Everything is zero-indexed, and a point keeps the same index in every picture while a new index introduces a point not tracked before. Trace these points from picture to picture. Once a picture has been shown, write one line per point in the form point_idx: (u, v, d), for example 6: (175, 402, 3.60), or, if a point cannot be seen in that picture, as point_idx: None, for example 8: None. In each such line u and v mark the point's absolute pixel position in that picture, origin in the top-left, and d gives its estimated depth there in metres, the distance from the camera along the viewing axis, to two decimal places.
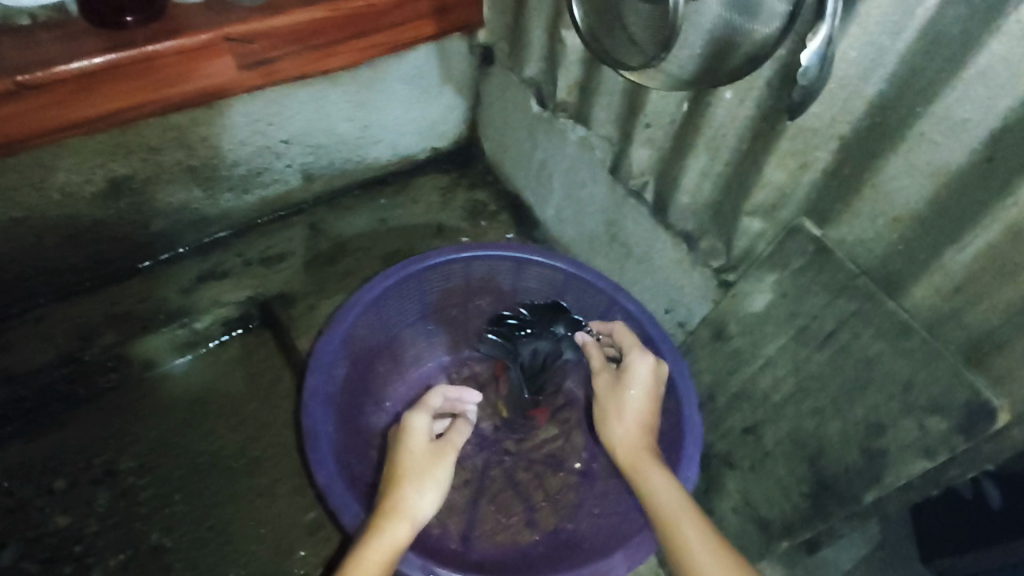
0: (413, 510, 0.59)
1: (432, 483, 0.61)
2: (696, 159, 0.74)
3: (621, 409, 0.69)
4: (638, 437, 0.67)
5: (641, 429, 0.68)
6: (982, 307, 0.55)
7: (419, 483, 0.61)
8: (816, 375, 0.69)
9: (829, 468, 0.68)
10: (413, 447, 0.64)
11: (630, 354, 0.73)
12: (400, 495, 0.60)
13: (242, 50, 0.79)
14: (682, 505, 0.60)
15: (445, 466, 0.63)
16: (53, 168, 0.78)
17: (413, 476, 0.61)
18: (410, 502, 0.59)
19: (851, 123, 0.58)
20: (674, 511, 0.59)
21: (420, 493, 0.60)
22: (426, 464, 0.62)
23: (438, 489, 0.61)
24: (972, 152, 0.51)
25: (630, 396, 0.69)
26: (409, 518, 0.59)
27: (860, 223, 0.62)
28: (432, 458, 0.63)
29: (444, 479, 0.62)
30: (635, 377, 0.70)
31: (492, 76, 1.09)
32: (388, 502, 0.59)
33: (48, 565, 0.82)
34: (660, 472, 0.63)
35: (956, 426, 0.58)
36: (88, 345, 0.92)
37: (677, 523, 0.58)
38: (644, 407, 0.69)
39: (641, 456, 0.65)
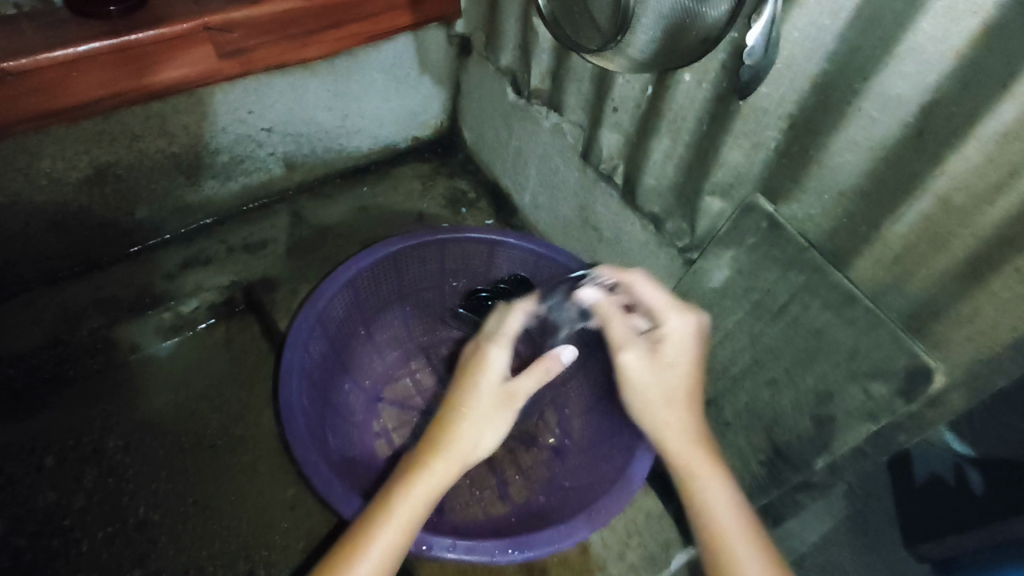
0: (461, 452, 0.59)
1: (484, 429, 0.60)
2: (660, 141, 0.77)
3: (667, 389, 0.61)
4: (690, 427, 0.60)
5: (688, 415, 0.61)
6: (919, 276, 0.58)
7: (472, 430, 0.59)
8: (770, 346, 0.72)
9: (783, 436, 0.71)
10: (476, 390, 0.61)
11: (664, 316, 0.64)
12: (452, 440, 0.58)
13: (220, 39, 0.81)
14: (742, 531, 0.56)
15: (500, 412, 0.62)
16: (37, 154, 0.81)
17: (474, 423, 0.60)
18: (459, 444, 0.59)
19: (797, 102, 0.60)
20: (728, 528, 0.56)
21: (470, 435, 0.59)
22: (482, 408, 0.61)
23: (487, 435, 0.61)
24: (905, 128, 0.54)
25: (672, 370, 0.61)
26: (457, 463, 0.58)
27: (808, 199, 0.64)
28: (491, 403, 0.61)
29: (496, 424, 0.61)
30: (674, 344, 0.62)
31: (469, 66, 1.11)
32: (438, 441, 0.59)
33: (37, 538, 0.84)
34: (717, 482, 0.59)
35: (897, 390, 0.61)
36: (76, 328, 0.94)
37: (733, 547, 0.55)
38: (684, 386, 0.61)
39: (697, 455, 0.59)
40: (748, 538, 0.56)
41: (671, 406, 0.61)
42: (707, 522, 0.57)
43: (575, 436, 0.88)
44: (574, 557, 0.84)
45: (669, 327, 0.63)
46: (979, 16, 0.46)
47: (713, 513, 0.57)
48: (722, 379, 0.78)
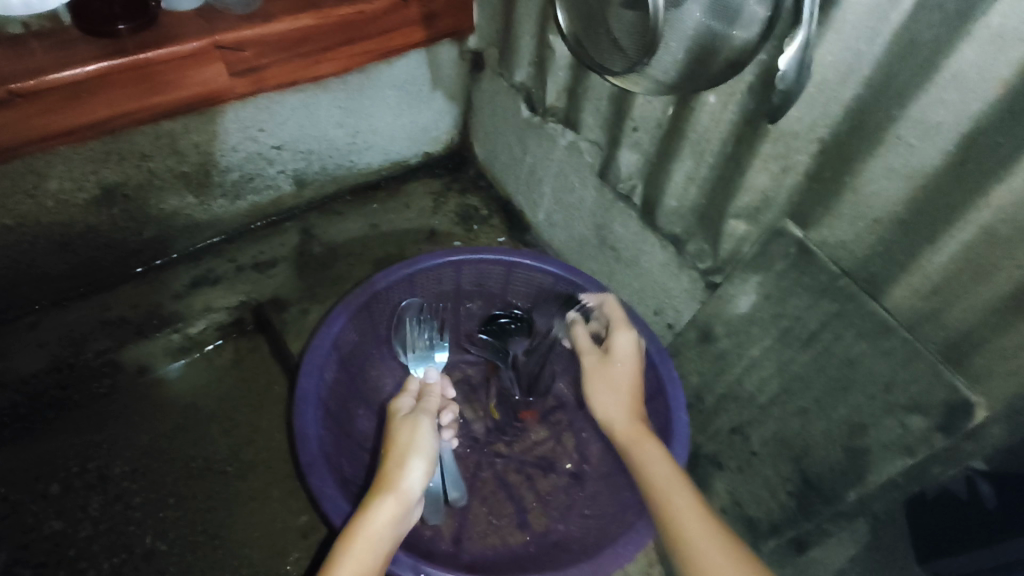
0: (402, 483, 0.60)
1: (418, 453, 0.62)
2: (682, 163, 0.75)
3: (612, 383, 0.72)
4: (627, 410, 0.69)
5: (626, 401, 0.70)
6: (960, 307, 0.56)
7: (403, 456, 0.62)
8: (799, 374, 0.69)
9: (814, 467, 0.70)
10: (404, 424, 0.65)
11: (612, 331, 0.77)
12: (388, 471, 0.61)
13: (232, 58, 0.80)
14: (684, 493, 0.59)
15: (429, 436, 0.64)
16: (44, 174, 0.79)
17: (399, 454, 0.62)
18: (398, 476, 0.61)
19: (830, 127, 0.58)
20: (665, 479, 0.60)
21: (407, 465, 0.61)
22: (410, 435, 0.64)
23: (426, 462, 0.62)
24: (947, 155, 0.52)
25: (616, 370, 0.73)
26: (398, 491, 0.60)
27: (842, 224, 0.62)
28: (414, 428, 0.64)
29: (431, 448, 0.63)
30: (618, 351, 0.74)
31: (482, 82, 1.10)
32: (381, 478, 0.61)
33: (42, 569, 0.82)
34: (662, 456, 0.63)
35: (935, 424, 0.59)
36: (82, 350, 0.92)
37: (667, 493, 0.59)
38: (630, 376, 0.72)
39: (637, 428, 0.67)
40: (691, 502, 0.58)
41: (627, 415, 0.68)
42: (652, 495, 0.60)
43: (594, 461, 0.85)
44: None
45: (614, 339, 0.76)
46: None
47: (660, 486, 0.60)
48: (748, 406, 0.76)
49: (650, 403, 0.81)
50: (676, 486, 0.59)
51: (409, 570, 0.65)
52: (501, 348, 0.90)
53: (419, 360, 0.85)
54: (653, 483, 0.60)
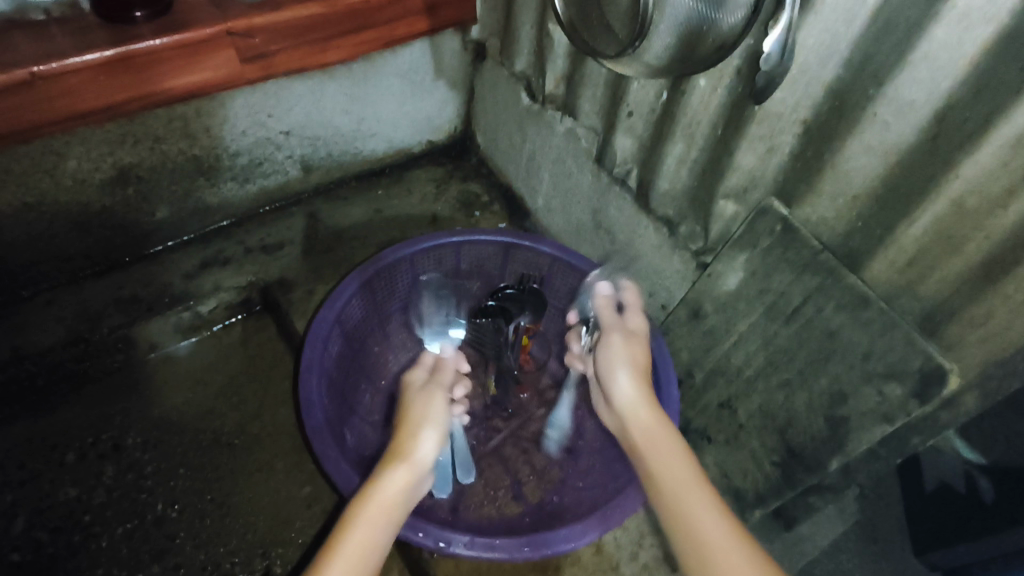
0: (416, 452, 0.62)
1: (431, 424, 0.64)
2: (674, 146, 0.78)
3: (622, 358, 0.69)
4: (637, 390, 0.66)
5: (637, 380, 0.67)
6: (934, 279, 0.58)
7: (417, 427, 0.63)
8: (784, 348, 0.72)
9: (797, 438, 0.72)
10: (419, 396, 0.66)
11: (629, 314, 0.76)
12: (401, 442, 0.62)
13: (242, 44, 0.83)
14: (700, 488, 0.56)
15: (441, 408, 0.66)
16: (63, 155, 0.82)
17: (412, 424, 0.63)
18: (412, 446, 0.62)
19: (812, 108, 0.61)
20: (676, 474, 0.58)
21: (422, 435, 0.63)
22: (423, 406, 0.65)
23: (440, 432, 0.64)
24: (921, 132, 0.54)
25: (631, 348, 0.71)
26: (412, 460, 0.61)
27: (823, 202, 0.65)
28: (427, 401, 0.66)
29: (444, 420, 0.65)
30: (633, 334, 0.73)
31: (484, 71, 1.12)
32: (394, 449, 0.62)
33: (58, 533, 0.86)
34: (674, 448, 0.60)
35: (911, 392, 0.62)
36: (97, 326, 0.95)
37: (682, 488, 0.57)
38: (642, 359, 0.71)
39: (646, 413, 0.64)
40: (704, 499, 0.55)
41: (648, 409, 0.65)
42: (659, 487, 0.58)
43: (588, 437, 0.88)
44: (588, 556, 0.84)
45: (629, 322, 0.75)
46: (992, 24, 0.47)
47: (677, 489, 0.57)
48: (736, 381, 0.79)
49: None
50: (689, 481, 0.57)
51: (406, 528, 0.68)
52: (502, 311, 0.90)
53: (435, 335, 0.94)
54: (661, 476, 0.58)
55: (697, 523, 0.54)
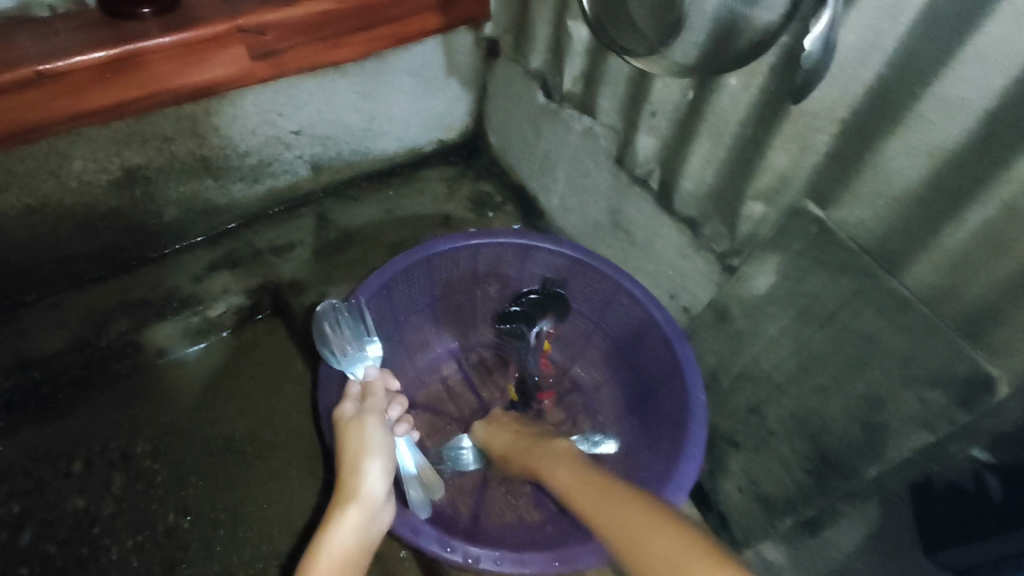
0: (363, 488, 0.59)
1: (373, 453, 0.61)
2: (700, 145, 0.76)
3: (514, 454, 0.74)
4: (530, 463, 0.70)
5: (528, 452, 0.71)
6: (981, 283, 0.56)
7: (359, 459, 0.60)
8: (817, 353, 0.70)
9: (831, 444, 0.70)
10: (352, 428, 0.63)
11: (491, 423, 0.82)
12: (347, 479, 0.59)
13: (252, 42, 0.80)
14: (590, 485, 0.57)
15: (379, 433, 0.63)
16: (68, 156, 0.80)
17: (353, 458, 0.60)
18: (358, 481, 0.59)
19: (851, 107, 0.59)
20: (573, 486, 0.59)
21: (364, 469, 0.60)
22: (360, 435, 0.62)
23: (383, 459, 0.61)
24: (968, 133, 0.52)
25: (512, 439, 0.75)
26: (361, 496, 0.58)
27: (860, 203, 0.63)
28: (362, 430, 0.63)
29: (386, 445, 0.62)
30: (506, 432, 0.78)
31: (496, 68, 1.10)
32: (340, 488, 0.59)
33: (66, 545, 0.84)
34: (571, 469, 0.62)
35: (954, 399, 0.60)
36: (103, 332, 0.91)
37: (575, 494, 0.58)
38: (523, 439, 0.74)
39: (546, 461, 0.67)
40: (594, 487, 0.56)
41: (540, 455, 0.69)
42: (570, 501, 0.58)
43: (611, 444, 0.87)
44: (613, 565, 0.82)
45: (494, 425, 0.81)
46: None
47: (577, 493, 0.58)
48: (765, 386, 0.77)
49: (665, 384, 0.83)
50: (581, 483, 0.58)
51: (434, 543, 0.66)
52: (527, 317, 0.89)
53: (354, 361, 0.73)
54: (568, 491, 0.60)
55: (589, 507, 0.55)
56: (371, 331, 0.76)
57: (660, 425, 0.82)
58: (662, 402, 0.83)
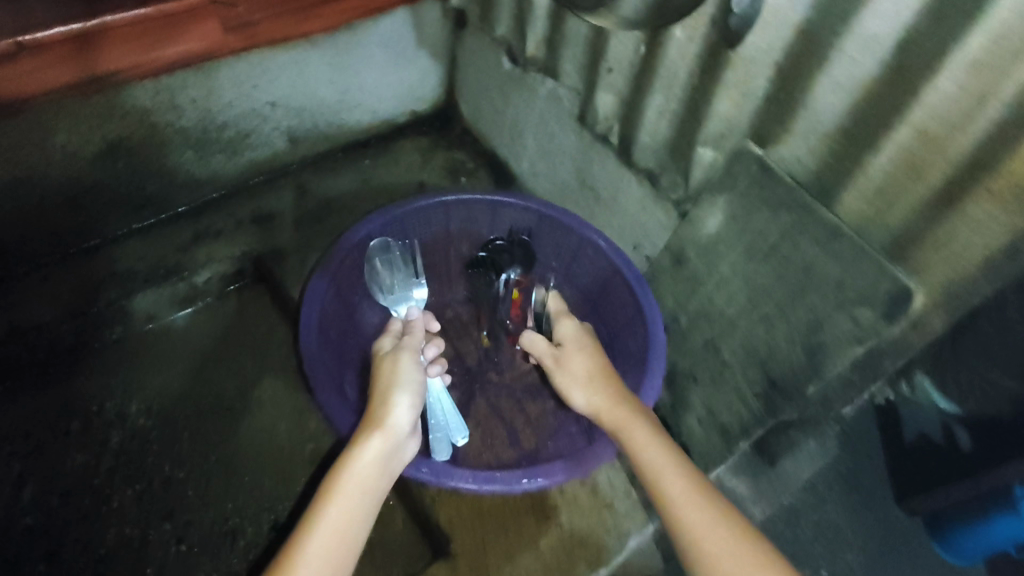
0: (389, 419, 0.64)
1: (402, 387, 0.66)
2: (654, 98, 0.81)
3: (569, 376, 0.75)
4: (596, 400, 0.71)
5: (591, 388, 0.73)
6: (900, 207, 0.62)
7: (389, 392, 0.65)
8: (763, 286, 0.75)
9: (778, 370, 0.76)
10: (387, 361, 0.69)
11: (557, 321, 0.81)
12: (376, 408, 0.65)
13: (225, 14, 0.84)
14: (680, 482, 0.62)
15: (410, 370, 0.68)
16: (51, 129, 0.83)
17: (385, 390, 0.66)
18: (384, 412, 0.64)
19: (783, 51, 0.64)
20: (658, 468, 0.64)
21: (392, 402, 0.65)
22: (392, 371, 0.67)
23: (411, 395, 0.66)
24: (884, 68, 0.58)
25: (575, 363, 0.75)
26: (385, 428, 0.63)
27: (796, 140, 0.68)
28: (395, 364, 0.68)
29: (414, 381, 0.67)
30: (573, 355, 0.76)
31: (465, 39, 1.15)
32: (369, 416, 0.65)
33: (68, 498, 0.88)
34: (654, 440, 0.66)
35: (880, 314, 0.65)
36: (96, 299, 0.97)
37: (660, 481, 0.63)
38: (593, 364, 0.75)
39: (623, 414, 0.69)
40: (685, 488, 0.62)
41: (605, 397, 0.71)
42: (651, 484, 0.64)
43: None
44: (584, 499, 0.87)
45: (560, 330, 0.80)
46: None
47: (662, 481, 0.63)
48: (719, 322, 0.82)
49: (628, 326, 0.88)
50: (670, 473, 0.63)
51: (409, 467, 0.70)
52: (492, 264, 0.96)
53: (399, 300, 0.89)
54: (649, 470, 0.64)
55: (676, 510, 0.61)
56: (418, 274, 0.91)
57: (625, 364, 0.88)
58: (628, 342, 0.88)
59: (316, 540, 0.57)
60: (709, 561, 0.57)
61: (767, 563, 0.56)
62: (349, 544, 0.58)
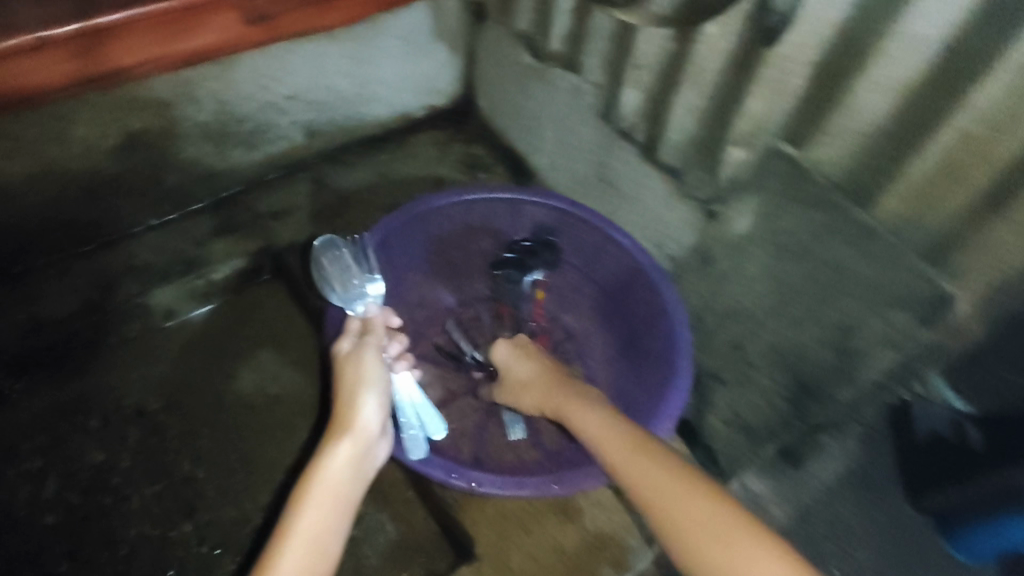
0: (357, 421, 0.63)
1: (369, 388, 0.65)
2: (682, 96, 0.79)
3: (513, 387, 0.78)
4: (539, 403, 0.73)
5: (529, 396, 0.75)
6: (941, 210, 0.61)
7: (355, 394, 0.64)
8: (793, 287, 0.74)
9: (808, 372, 0.76)
10: (349, 361, 0.66)
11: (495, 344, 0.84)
12: (343, 413, 0.63)
13: (245, 7, 0.81)
14: (628, 450, 0.60)
15: (375, 368, 0.66)
16: (70, 120, 0.83)
17: (349, 392, 0.64)
18: (352, 415, 0.63)
19: (821, 49, 0.63)
20: (606, 440, 0.62)
21: (360, 403, 0.64)
22: (356, 371, 0.65)
23: (378, 395, 0.65)
24: (928, 68, 0.56)
25: (515, 371, 0.78)
26: (355, 431, 0.62)
27: (831, 141, 0.67)
28: (358, 364, 0.66)
29: (382, 380, 0.66)
30: (512, 365, 0.79)
31: (484, 32, 1.13)
32: (337, 420, 0.63)
33: (88, 495, 0.88)
34: (603, 418, 0.65)
35: (918, 316, 0.66)
36: (112, 294, 0.96)
37: (610, 452, 0.61)
38: (529, 370, 0.76)
39: (569, 401, 0.69)
40: (633, 454, 0.59)
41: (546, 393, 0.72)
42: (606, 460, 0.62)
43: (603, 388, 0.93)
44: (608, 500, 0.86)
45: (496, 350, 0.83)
46: None
47: (612, 452, 0.61)
48: (748, 323, 0.81)
49: (652, 324, 0.87)
50: (618, 441, 0.61)
51: (438, 471, 0.71)
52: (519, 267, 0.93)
53: (355, 298, 0.75)
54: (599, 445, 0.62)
55: (627, 477, 0.58)
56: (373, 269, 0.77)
57: (649, 364, 0.87)
58: (651, 342, 0.87)
59: (291, 557, 0.54)
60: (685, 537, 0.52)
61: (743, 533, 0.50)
62: (326, 555, 0.56)
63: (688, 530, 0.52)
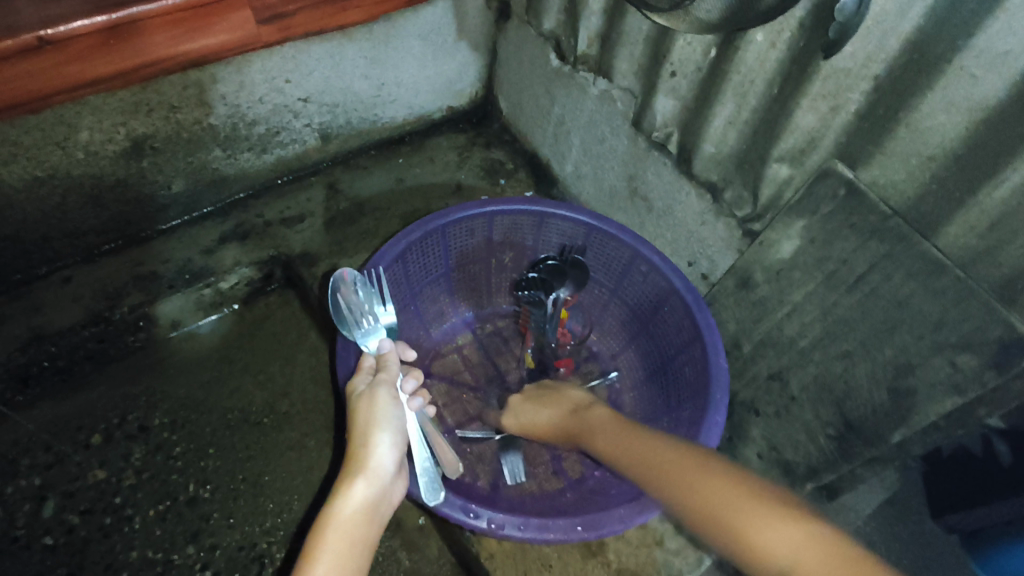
0: (371, 462, 0.58)
1: (383, 427, 0.60)
2: (722, 107, 0.73)
3: (536, 428, 0.74)
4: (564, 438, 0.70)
5: (553, 432, 0.72)
6: (1016, 245, 0.55)
7: (369, 433, 0.59)
8: (844, 318, 0.70)
9: (855, 412, 0.71)
10: (362, 399, 0.62)
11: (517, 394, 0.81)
12: (356, 453, 0.58)
13: (258, 4, 0.76)
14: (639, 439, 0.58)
15: (391, 406, 0.61)
16: (75, 125, 0.78)
17: (363, 432, 0.59)
18: (366, 455, 0.58)
19: (884, 62, 0.56)
20: (616, 440, 0.60)
21: (373, 443, 0.59)
22: (370, 408, 0.61)
23: (393, 435, 0.60)
24: (1011, 88, 0.50)
25: (533, 414, 0.75)
26: (369, 473, 0.57)
27: (892, 163, 0.61)
28: (372, 401, 0.61)
29: (397, 418, 0.61)
30: (527, 411, 0.76)
31: (507, 31, 1.07)
32: (350, 461, 0.59)
33: (89, 516, 0.84)
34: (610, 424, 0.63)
35: (987, 362, 0.59)
36: (117, 305, 0.90)
37: (621, 445, 0.59)
38: (544, 413, 0.73)
39: (582, 423, 0.66)
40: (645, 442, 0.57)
41: (564, 425, 0.69)
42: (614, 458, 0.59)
43: (628, 411, 0.90)
44: (633, 534, 0.82)
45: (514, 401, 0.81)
46: None
47: (622, 447, 0.59)
48: (788, 351, 0.77)
49: (684, 349, 0.82)
50: (626, 437, 0.59)
51: (457, 510, 0.66)
52: (546, 285, 0.86)
53: (368, 334, 0.71)
54: (609, 447, 0.60)
55: (637, 459, 0.56)
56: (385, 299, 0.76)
57: (681, 391, 0.81)
58: (683, 368, 0.82)
59: None
60: (728, 526, 0.44)
61: (793, 517, 0.42)
62: None
63: (730, 511, 0.45)
